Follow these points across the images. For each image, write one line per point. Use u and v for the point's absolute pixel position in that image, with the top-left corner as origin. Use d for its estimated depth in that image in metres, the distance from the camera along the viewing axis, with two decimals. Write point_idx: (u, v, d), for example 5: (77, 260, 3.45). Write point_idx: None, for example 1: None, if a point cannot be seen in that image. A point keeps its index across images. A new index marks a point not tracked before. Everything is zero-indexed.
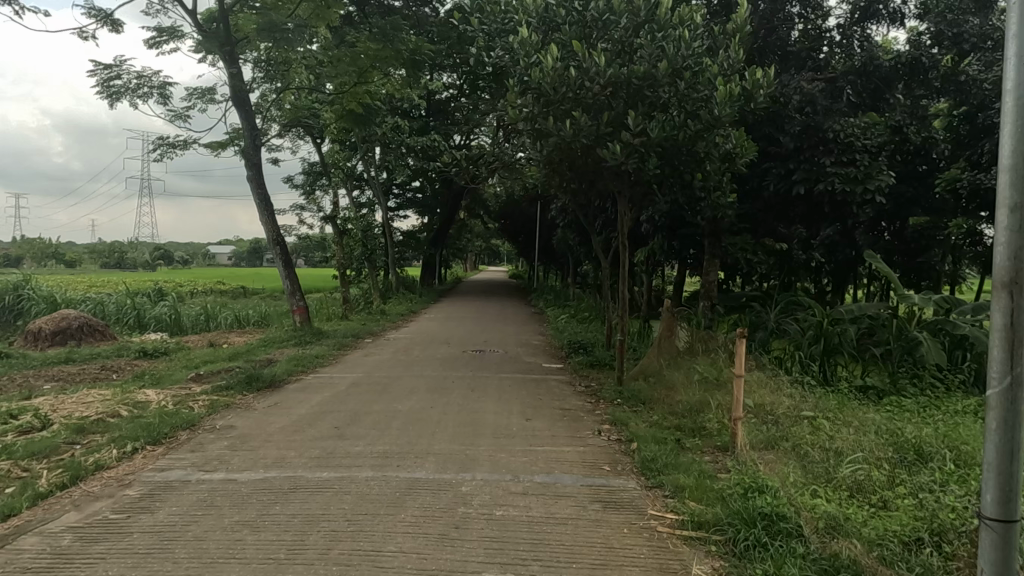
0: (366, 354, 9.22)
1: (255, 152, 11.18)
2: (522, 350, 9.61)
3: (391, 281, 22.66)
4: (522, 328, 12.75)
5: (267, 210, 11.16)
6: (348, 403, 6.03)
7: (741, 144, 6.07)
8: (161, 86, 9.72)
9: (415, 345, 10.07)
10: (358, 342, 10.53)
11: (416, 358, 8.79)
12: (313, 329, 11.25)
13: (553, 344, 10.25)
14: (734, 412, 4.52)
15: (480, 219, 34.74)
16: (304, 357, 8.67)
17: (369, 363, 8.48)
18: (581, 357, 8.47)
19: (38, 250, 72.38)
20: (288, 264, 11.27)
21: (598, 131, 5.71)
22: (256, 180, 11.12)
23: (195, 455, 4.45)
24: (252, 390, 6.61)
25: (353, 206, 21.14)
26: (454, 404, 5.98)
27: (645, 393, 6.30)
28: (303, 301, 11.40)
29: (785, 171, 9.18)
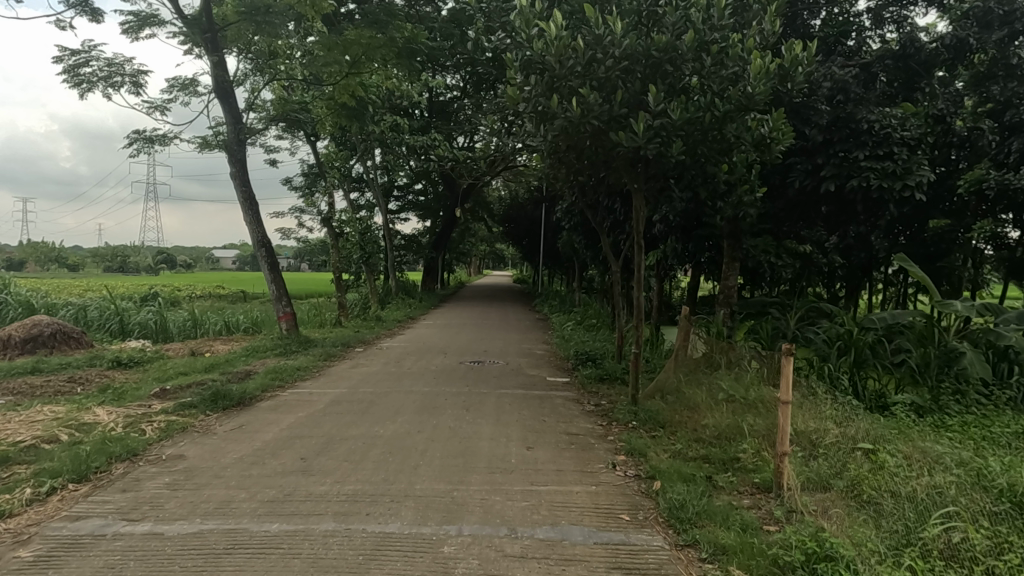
0: (353, 365, 8.45)
1: (238, 148, 10.45)
2: (525, 361, 8.81)
3: (391, 286, 21.90)
4: (525, 336, 11.95)
5: (251, 210, 10.42)
6: (324, 426, 5.25)
7: (777, 129, 5.26)
8: (135, 74, 9.04)
9: (408, 355, 9.28)
10: (347, 352, 9.76)
11: (409, 371, 8.00)
12: (300, 337, 10.48)
13: (558, 355, 9.45)
14: (780, 446, 3.75)
15: (483, 222, 33.97)
16: (284, 369, 7.90)
17: (356, 376, 7.69)
18: (590, 370, 7.66)
19: (40, 254, 72.01)
20: (274, 266, 10.52)
21: (612, 111, 4.92)
22: (240, 177, 10.38)
23: (124, 496, 3.68)
24: (217, 409, 5.84)
25: (352, 208, 20.40)
26: (445, 428, 5.19)
27: (664, 415, 5.51)
28: (290, 307, 10.64)
29: (812, 167, 8.37)
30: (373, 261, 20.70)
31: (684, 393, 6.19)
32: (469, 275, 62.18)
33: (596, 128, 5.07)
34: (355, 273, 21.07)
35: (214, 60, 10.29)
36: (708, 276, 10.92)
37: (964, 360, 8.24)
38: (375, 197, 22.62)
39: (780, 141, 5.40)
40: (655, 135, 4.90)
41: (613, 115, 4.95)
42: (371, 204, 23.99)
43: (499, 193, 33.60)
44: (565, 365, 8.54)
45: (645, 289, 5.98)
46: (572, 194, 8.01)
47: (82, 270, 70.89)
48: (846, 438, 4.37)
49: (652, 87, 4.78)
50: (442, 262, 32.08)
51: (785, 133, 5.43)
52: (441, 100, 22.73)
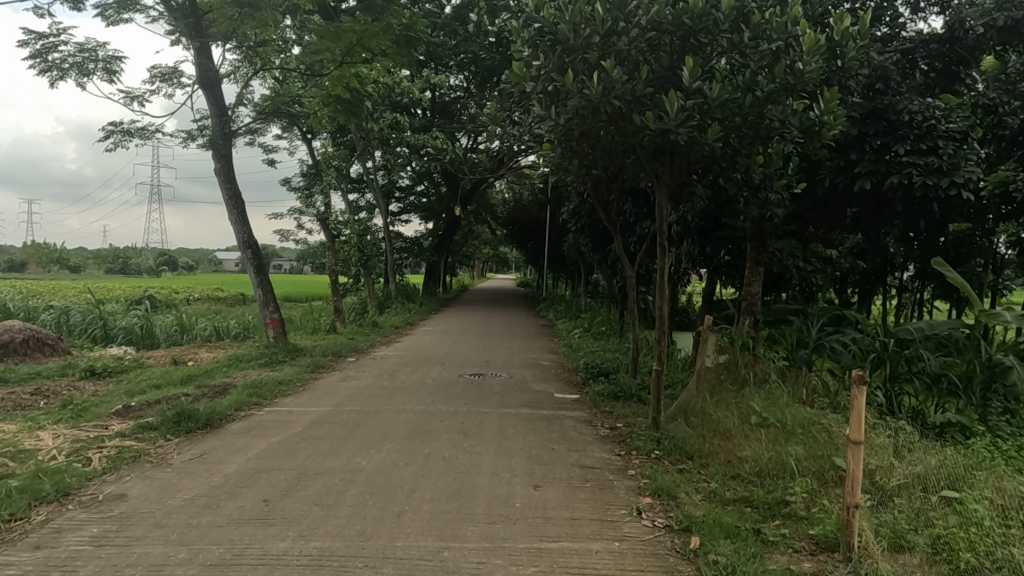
0: (343, 378, 7.71)
1: (224, 142, 9.73)
2: (530, 374, 8.09)
3: (391, 290, 21.17)
4: (530, 345, 11.22)
5: (236, 208, 9.72)
6: (298, 456, 4.53)
7: (828, 111, 4.52)
8: (108, 59, 8.37)
9: (403, 366, 8.56)
10: (338, 362, 9.03)
11: (403, 385, 7.28)
12: (288, 346, 9.76)
13: (566, 367, 8.72)
14: (850, 498, 3.00)
15: (486, 224, 33.27)
16: (265, 382, 7.18)
17: (344, 391, 6.97)
18: (602, 386, 6.94)
19: (42, 255, 71.60)
20: (261, 269, 9.81)
21: (637, 89, 4.20)
22: (224, 174, 9.68)
23: (33, 557, 2.96)
24: (180, 431, 5.12)
25: (351, 210, 19.73)
26: (440, 458, 4.47)
27: (691, 444, 4.78)
28: (278, 313, 9.91)
29: (846, 163, 7.65)
30: (372, 264, 19.98)
31: (709, 415, 5.46)
32: (472, 278, 61.41)
33: (617, 109, 4.35)
34: (354, 276, 20.38)
35: (197, 48, 9.58)
36: (726, 282, 10.18)
37: (1014, 374, 7.32)
38: (375, 198, 21.92)
39: (831, 126, 4.71)
40: (688, 116, 4.18)
41: (637, 94, 4.23)
42: (371, 205, 23.29)
43: (502, 196, 32.92)
44: (574, 379, 7.82)
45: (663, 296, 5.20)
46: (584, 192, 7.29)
47: (84, 272, 70.46)
48: (918, 477, 3.64)
49: (686, 58, 4.09)
50: (444, 264, 31.40)
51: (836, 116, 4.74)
52: (444, 97, 22.03)
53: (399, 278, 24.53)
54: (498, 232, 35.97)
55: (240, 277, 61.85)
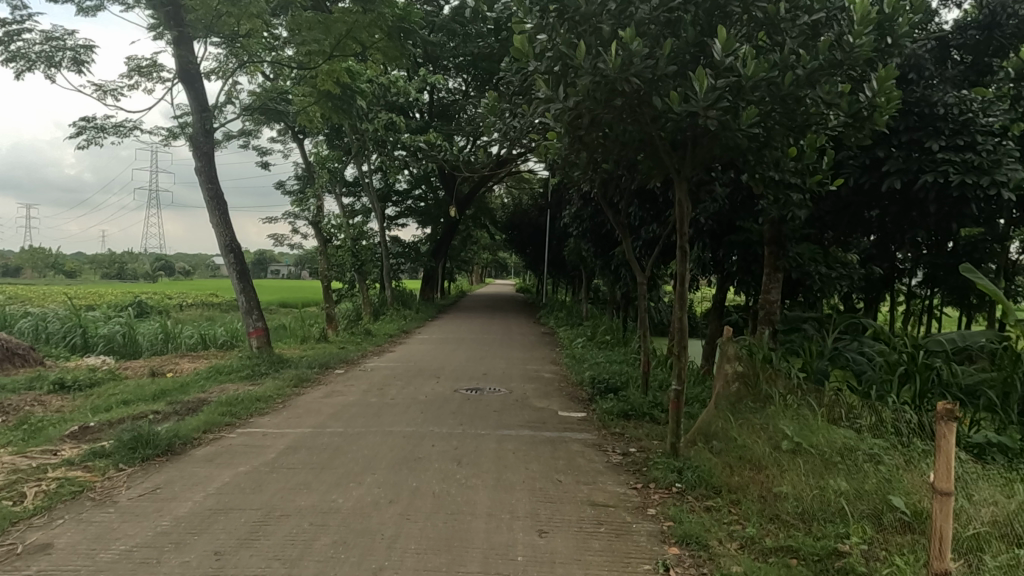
0: (328, 393, 7.09)
1: (205, 139, 9.11)
2: (531, 388, 7.49)
3: (387, 296, 20.52)
4: (531, 355, 10.60)
5: (218, 209, 9.10)
6: (266, 491, 3.92)
7: (880, 93, 3.99)
8: (78, 48, 7.79)
9: (395, 380, 7.94)
10: (326, 374, 8.41)
11: (393, 402, 6.67)
12: (272, 356, 9.14)
13: (569, 381, 8.11)
14: (937, 559, 2.47)
15: (485, 228, 32.68)
16: (242, 399, 6.56)
17: (328, 408, 6.35)
18: (611, 404, 6.35)
19: (37, 260, 70.94)
20: (244, 275, 9.20)
21: (659, 67, 3.64)
22: (206, 173, 9.07)
23: None
24: (135, 459, 4.51)
25: (346, 214, 19.13)
26: (429, 496, 3.86)
27: (718, 476, 4.19)
28: (262, 321, 9.29)
29: (873, 160, 7.09)
30: (367, 269, 19.37)
31: (735, 441, 4.88)
32: (471, 284, 60.76)
33: (635, 91, 3.80)
34: (349, 282, 19.76)
35: (176, 38, 8.96)
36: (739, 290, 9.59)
37: None
38: (371, 201, 21.30)
39: (879, 114, 4.11)
40: (720, 97, 3.61)
41: (658, 73, 3.68)
42: (368, 208, 22.68)
43: (502, 200, 32.44)
44: (579, 394, 7.22)
45: (682, 306, 4.62)
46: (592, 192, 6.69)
47: (79, 277, 69.79)
48: (999, 525, 3.07)
49: (719, 28, 3.55)
50: (442, 269, 30.78)
51: (888, 100, 4.15)
52: (442, 98, 21.47)
53: (395, 284, 23.91)
54: (498, 237, 35.43)
55: (237, 283, 61.18)
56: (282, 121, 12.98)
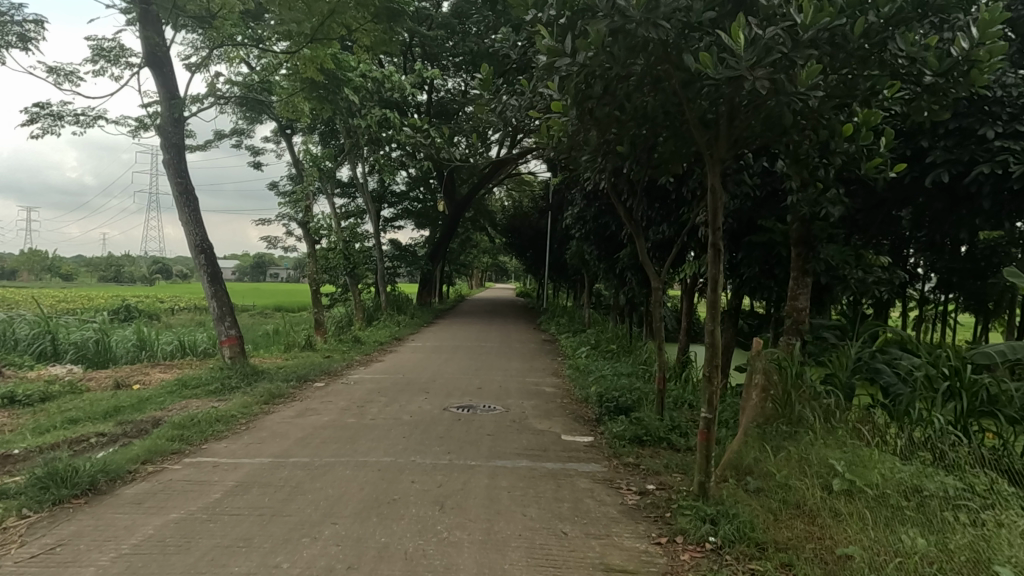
0: (301, 412, 6.26)
1: (174, 129, 8.28)
2: (530, 406, 6.66)
3: (382, 301, 19.69)
4: (531, 366, 9.77)
5: (188, 206, 8.27)
6: (196, 549, 3.11)
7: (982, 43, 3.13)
8: (26, 24, 7.00)
9: (378, 396, 7.10)
10: (303, 389, 7.57)
11: (373, 423, 5.84)
12: (247, 367, 8.30)
13: (574, 397, 7.28)
14: None
15: (485, 231, 31.88)
16: (201, 419, 5.73)
17: (297, 431, 5.52)
18: (622, 427, 5.53)
19: (32, 263, 70.20)
20: (216, 278, 8.38)
21: (695, 13, 2.95)
22: (174, 167, 8.25)
23: None
24: (46, 501, 3.69)
25: (339, 215, 18.32)
26: (399, 559, 3.03)
27: (761, 530, 3.36)
28: (235, 329, 8.43)
29: (917, 151, 6.30)
30: (360, 273, 18.51)
31: (776, 479, 4.07)
32: (471, 289, 59.87)
33: (661, 40, 3.07)
34: (341, 286, 18.93)
35: (142, 19, 8.19)
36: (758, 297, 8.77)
37: None
38: (365, 202, 20.50)
39: (978, 72, 3.20)
40: (770, 47, 2.87)
41: (692, 19, 3.02)
42: (363, 210, 21.86)
43: (502, 203, 31.67)
44: (585, 414, 6.38)
45: (710, 321, 3.77)
46: (601, 187, 5.86)
47: (74, 280, 68.93)
48: None
49: None
50: (440, 273, 29.94)
51: (994, 53, 3.21)
52: (439, 96, 20.71)
53: (390, 287, 23.07)
54: (498, 240, 34.63)
55: (233, 286, 60.32)
56: (266, 114, 12.18)
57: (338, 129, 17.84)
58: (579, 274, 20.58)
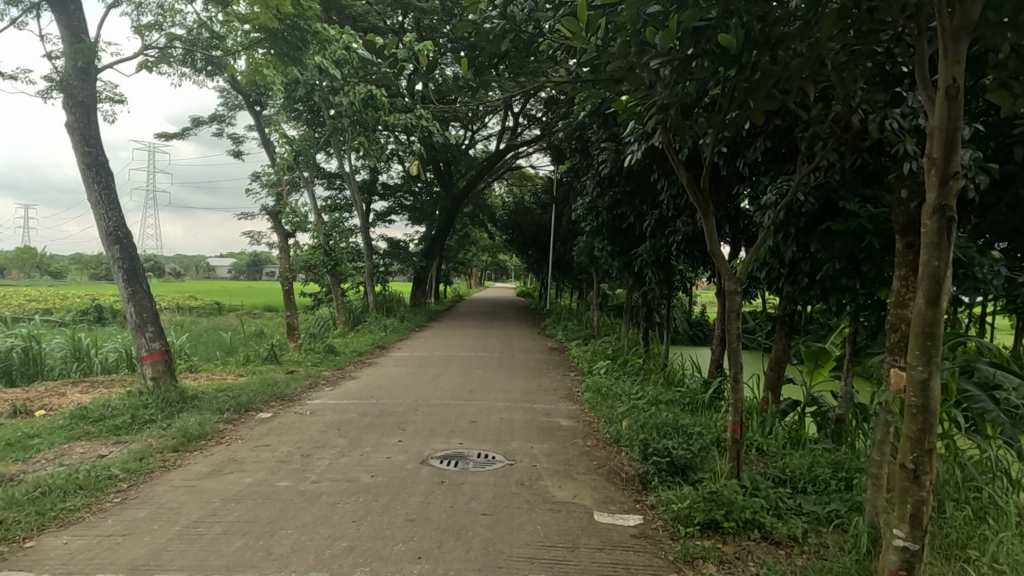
0: (219, 468, 4.36)
1: (81, 83, 6.38)
2: (542, 457, 4.78)
3: (370, 303, 17.79)
4: (538, 386, 7.86)
5: (96, 180, 6.37)
6: None
7: None
8: None
9: (335, 438, 5.22)
10: (239, 424, 5.68)
11: (313, 491, 3.95)
12: (171, 390, 6.39)
13: (599, 440, 5.38)
14: None
15: (484, 227, 29.96)
16: (55, 484, 3.83)
17: (193, 509, 3.63)
18: (686, 502, 3.66)
19: (18, 261, 67.99)
20: (136, 275, 6.48)
21: None
22: (79, 132, 6.34)
23: None
24: None
25: (321, 208, 16.44)
26: None
27: None
28: (158, 341, 6.52)
29: None
30: (345, 273, 16.63)
31: None
32: (469, 288, 57.84)
33: None
34: (325, 286, 17.04)
35: None
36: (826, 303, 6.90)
37: None
38: (353, 194, 18.59)
39: None
40: None
41: None
42: (349, 202, 19.91)
43: (501, 197, 29.72)
44: (619, 470, 4.51)
45: (920, 365, 2.21)
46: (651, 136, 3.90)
47: (62, 277, 66.88)
48: None
49: None
50: (435, 271, 28.00)
51: None
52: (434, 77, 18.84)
53: (381, 287, 21.16)
54: (497, 237, 32.71)
55: (224, 285, 58.23)
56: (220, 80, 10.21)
57: (319, 110, 15.95)
58: (587, 273, 18.70)
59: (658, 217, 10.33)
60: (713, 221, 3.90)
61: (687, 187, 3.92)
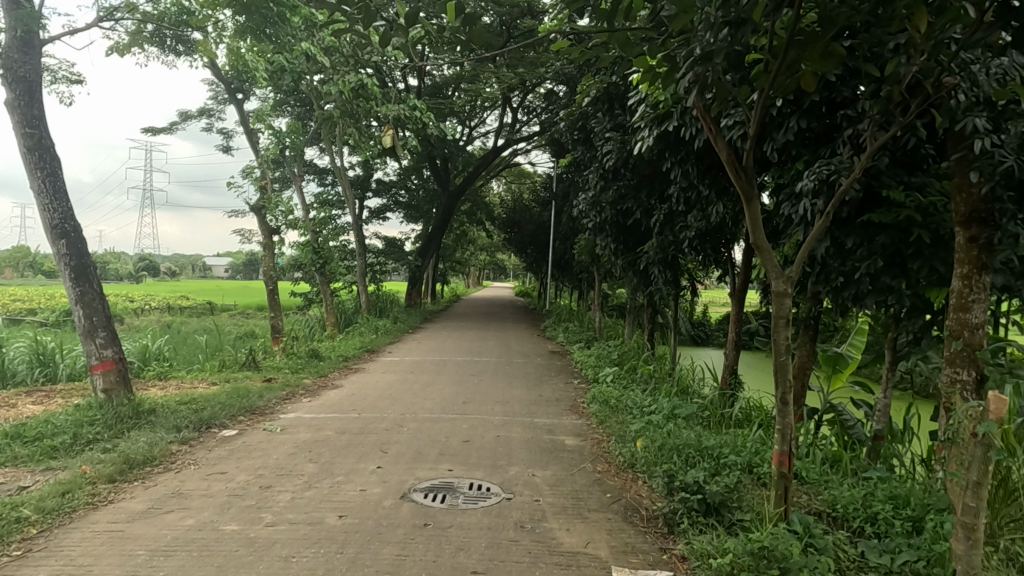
0: (158, 507, 3.63)
1: (22, 56, 5.59)
2: (545, 488, 4.05)
3: (362, 304, 17.03)
4: (539, 397, 7.11)
5: (40, 167, 5.60)
6: None
7: None
8: None
9: (304, 463, 4.48)
10: (196, 445, 4.94)
11: (265, 537, 3.22)
12: (125, 404, 5.63)
13: (610, 465, 4.65)
14: None
15: (481, 225, 29.19)
16: None
17: (109, 567, 2.89)
18: (728, 560, 2.92)
19: (10, 260, 67.04)
20: (85, 274, 5.72)
21: None
22: (20, 111, 5.57)
23: None
24: None
25: (310, 204, 15.69)
26: None
27: None
28: (111, 348, 5.77)
29: None
30: (335, 273, 15.87)
31: None
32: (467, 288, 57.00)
33: None
34: (315, 285, 16.29)
35: None
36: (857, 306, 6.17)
37: None
38: (344, 189, 17.83)
39: None
40: None
41: None
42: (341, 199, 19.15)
43: (499, 194, 28.95)
44: (638, 508, 3.78)
45: None
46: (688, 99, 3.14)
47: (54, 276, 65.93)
48: None
49: None
50: (430, 270, 27.22)
51: None
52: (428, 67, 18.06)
53: (374, 287, 20.40)
54: (495, 235, 31.92)
55: (218, 285, 57.31)
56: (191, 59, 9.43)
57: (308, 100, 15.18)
58: (587, 272, 17.96)
59: (667, 212, 9.60)
60: (759, 204, 3.18)
61: (728, 162, 3.16)
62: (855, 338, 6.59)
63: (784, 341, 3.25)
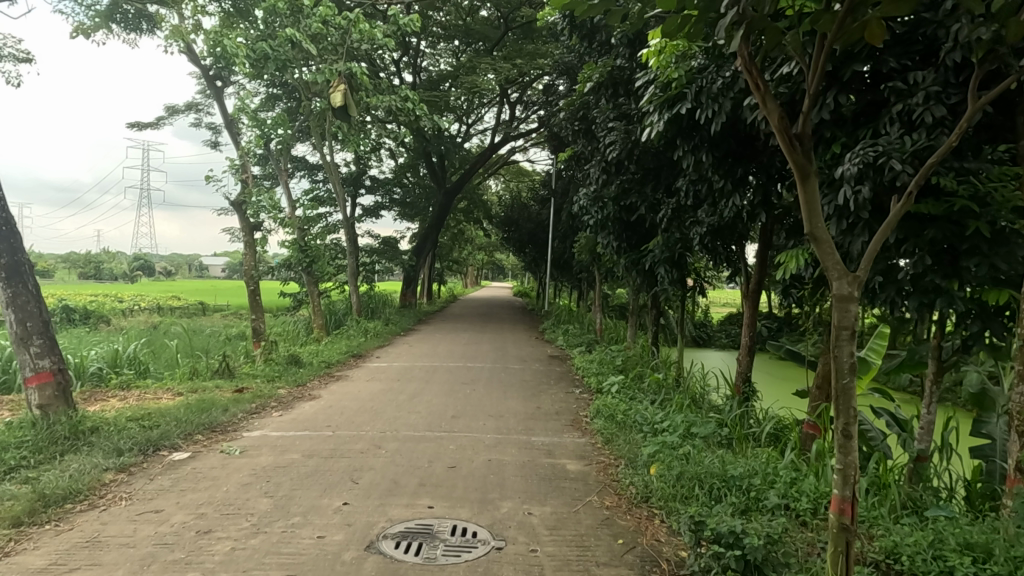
0: (62, 562, 2.92)
1: None
2: (544, 531, 3.36)
3: (352, 304, 16.31)
4: (537, 409, 6.39)
5: None
6: None
7: None
8: None
9: (256, 498, 3.77)
10: (136, 473, 4.23)
11: None
12: (62, 421, 4.91)
13: (620, 499, 3.95)
14: None
15: (479, 223, 28.49)
16: None
17: None
18: None
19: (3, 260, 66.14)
20: (20, 272, 4.99)
21: None
22: None
23: None
24: None
25: (298, 200, 14.95)
26: None
27: None
28: (50, 356, 5.06)
29: None
30: (324, 272, 15.16)
31: None
32: (465, 288, 56.16)
33: None
34: (303, 286, 15.57)
35: None
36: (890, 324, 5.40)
37: None
38: (335, 185, 17.09)
39: None
40: None
41: None
42: (332, 195, 18.43)
43: (497, 192, 28.21)
44: (659, 562, 3.09)
45: None
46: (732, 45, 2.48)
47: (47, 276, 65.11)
48: None
49: None
50: (426, 270, 26.49)
51: None
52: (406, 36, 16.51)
53: (367, 287, 19.68)
54: (493, 234, 31.20)
55: (213, 286, 56.55)
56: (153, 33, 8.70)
57: (295, 89, 14.48)
58: (587, 271, 17.22)
59: (675, 207, 8.88)
60: (817, 184, 2.50)
61: (777, 131, 2.47)
62: (876, 341, 5.71)
63: (848, 361, 2.54)
